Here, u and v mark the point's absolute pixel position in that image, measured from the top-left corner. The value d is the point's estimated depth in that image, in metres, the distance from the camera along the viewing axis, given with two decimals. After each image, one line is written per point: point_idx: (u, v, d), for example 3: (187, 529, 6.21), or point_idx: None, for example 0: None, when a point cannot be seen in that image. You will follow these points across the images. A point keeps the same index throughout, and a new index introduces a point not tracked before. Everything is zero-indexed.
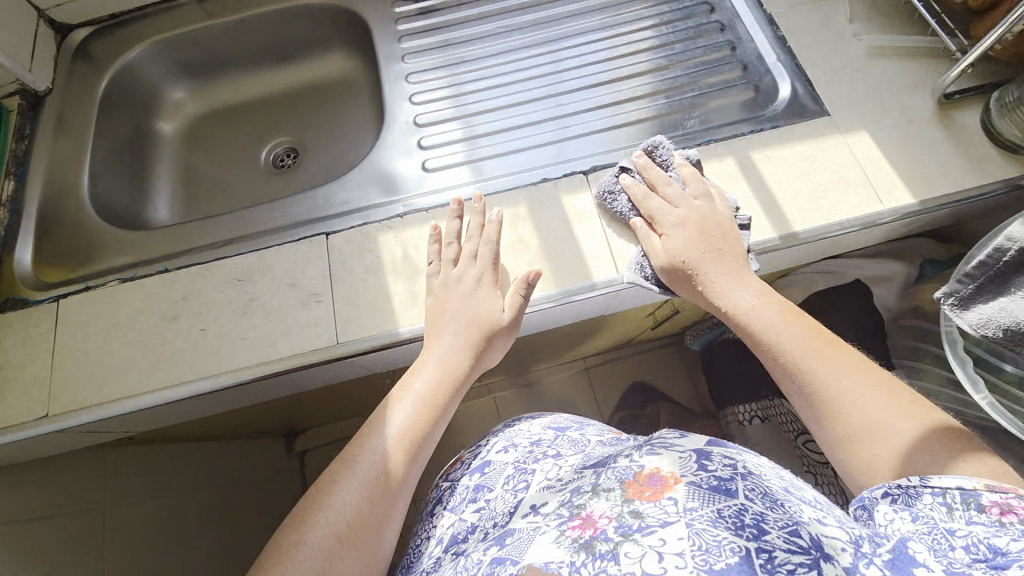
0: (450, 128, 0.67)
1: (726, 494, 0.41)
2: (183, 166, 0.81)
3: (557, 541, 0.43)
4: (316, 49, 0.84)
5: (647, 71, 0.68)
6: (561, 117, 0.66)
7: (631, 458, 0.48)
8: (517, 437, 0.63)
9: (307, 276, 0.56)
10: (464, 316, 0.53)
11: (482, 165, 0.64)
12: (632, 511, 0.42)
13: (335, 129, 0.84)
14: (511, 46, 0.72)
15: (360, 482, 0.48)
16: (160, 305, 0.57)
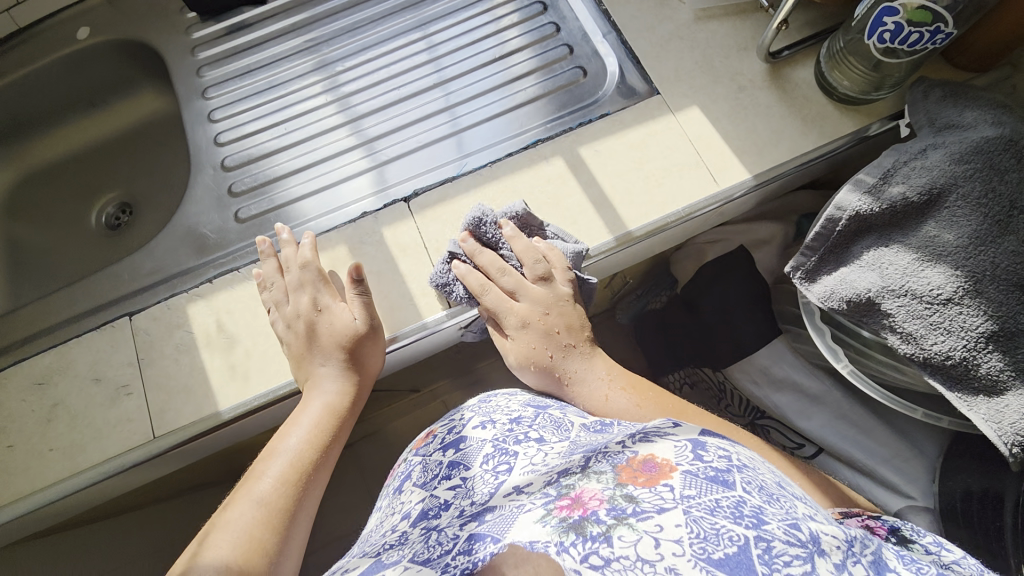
0: (340, 136, 0.62)
1: (723, 485, 0.35)
2: (4, 247, 0.74)
3: (541, 520, 0.37)
4: (128, 90, 0.77)
5: (491, 57, 0.63)
6: (452, 107, 0.62)
7: (625, 443, 0.42)
8: (494, 412, 0.55)
9: (113, 366, 0.51)
10: (319, 347, 0.48)
11: (386, 170, 0.59)
12: (626, 494, 0.36)
13: (166, 176, 0.77)
14: (383, 38, 0.67)
15: (237, 536, 0.40)
16: None
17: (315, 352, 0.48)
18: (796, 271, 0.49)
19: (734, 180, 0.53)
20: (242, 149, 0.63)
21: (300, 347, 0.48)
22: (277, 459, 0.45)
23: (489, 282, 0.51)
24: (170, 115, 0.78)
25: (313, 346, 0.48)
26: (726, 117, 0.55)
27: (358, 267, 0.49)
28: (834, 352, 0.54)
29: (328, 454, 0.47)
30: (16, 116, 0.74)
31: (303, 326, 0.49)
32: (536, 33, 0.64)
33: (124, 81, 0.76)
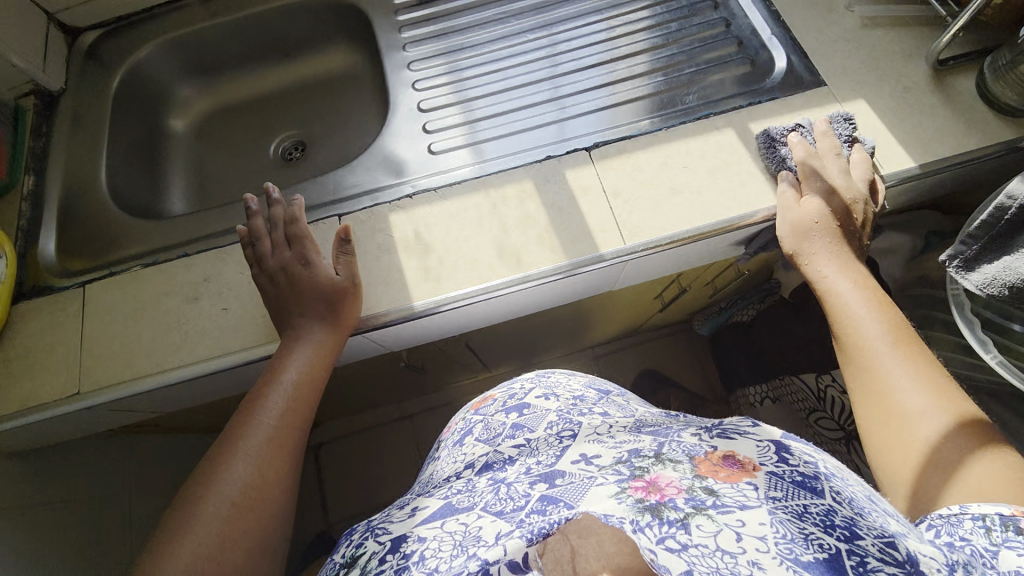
0: (450, 114, 0.69)
1: (812, 493, 0.38)
2: (196, 162, 0.85)
3: (616, 496, 0.40)
4: (318, 43, 0.87)
5: (600, 60, 0.70)
6: (559, 99, 0.68)
7: (700, 437, 0.45)
8: (556, 389, 0.63)
9: (322, 255, 0.59)
10: (301, 301, 0.55)
11: (482, 148, 0.65)
12: (706, 487, 0.39)
13: (340, 122, 0.87)
14: (510, 32, 0.74)
15: (248, 462, 0.48)
16: (182, 287, 0.59)
17: (300, 306, 0.55)
18: (953, 259, 0.55)
19: (899, 167, 0.58)
20: (412, 103, 0.71)
21: (282, 294, 0.56)
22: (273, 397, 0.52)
23: (818, 159, 0.56)
24: (352, 69, 0.88)
25: (296, 298, 0.55)
26: (890, 112, 0.60)
27: (346, 230, 0.56)
28: (983, 343, 0.56)
29: (305, 410, 0.54)
30: (227, 52, 0.85)
31: (288, 276, 0.56)
32: (658, 42, 0.70)
33: (319, 35, 0.87)
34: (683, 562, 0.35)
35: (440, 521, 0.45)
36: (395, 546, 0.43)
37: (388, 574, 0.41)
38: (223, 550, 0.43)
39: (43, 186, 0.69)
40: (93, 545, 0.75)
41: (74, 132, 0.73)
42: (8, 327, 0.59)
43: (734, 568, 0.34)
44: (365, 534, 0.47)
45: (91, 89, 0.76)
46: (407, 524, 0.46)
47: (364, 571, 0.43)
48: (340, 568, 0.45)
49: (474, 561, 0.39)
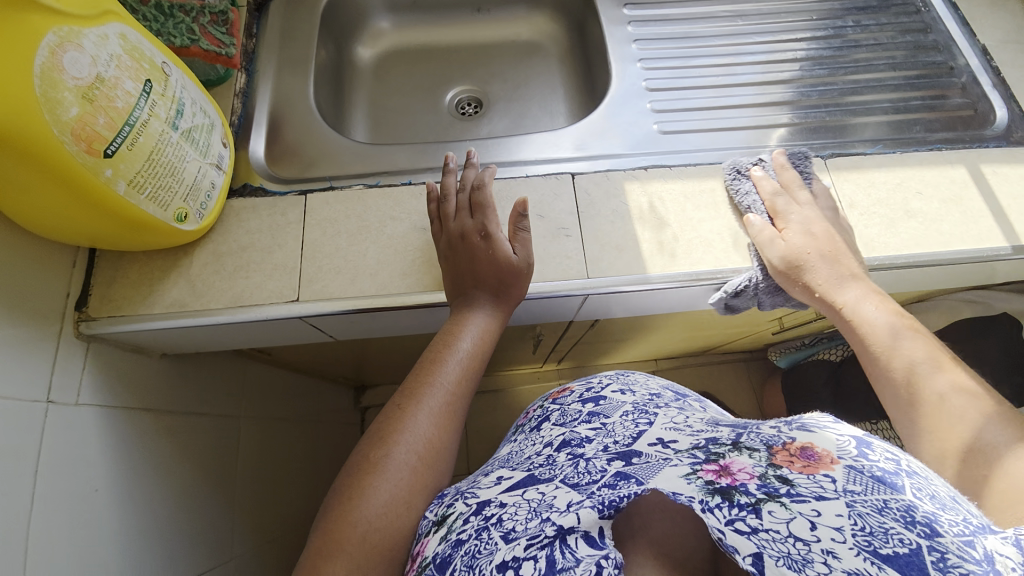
0: (618, 102, 0.68)
1: (891, 486, 0.32)
2: (374, 97, 0.84)
3: (686, 476, 0.35)
4: (512, 5, 0.87)
5: (753, 79, 0.71)
6: (715, 108, 0.68)
7: (780, 428, 0.39)
8: (634, 384, 0.53)
9: (555, 209, 0.58)
10: (481, 276, 0.53)
11: (643, 141, 0.65)
12: (781, 476, 0.33)
13: (521, 86, 0.87)
14: (679, 34, 0.74)
15: (428, 418, 0.47)
16: (410, 215, 0.58)
17: (476, 279, 0.53)
18: None
19: None
20: (639, 81, 0.70)
21: (461, 263, 0.54)
22: (451, 359, 0.51)
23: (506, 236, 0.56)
24: (542, 38, 0.88)
25: (477, 274, 0.53)
26: None
27: (524, 203, 0.54)
28: None
29: (472, 374, 0.52)
30: None
31: (466, 245, 0.53)
32: (818, 74, 0.72)
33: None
34: (751, 545, 0.30)
35: (521, 489, 0.39)
36: (480, 509, 0.38)
37: (470, 535, 0.36)
38: (405, 503, 0.42)
39: (253, 87, 0.67)
40: (215, 460, 0.73)
41: (283, 40, 0.71)
42: (224, 222, 0.57)
43: (807, 556, 0.29)
44: (455, 495, 0.42)
45: (300, 2, 0.75)
46: (494, 490, 0.40)
47: (449, 532, 0.38)
48: (431, 527, 0.40)
49: (551, 525, 0.35)
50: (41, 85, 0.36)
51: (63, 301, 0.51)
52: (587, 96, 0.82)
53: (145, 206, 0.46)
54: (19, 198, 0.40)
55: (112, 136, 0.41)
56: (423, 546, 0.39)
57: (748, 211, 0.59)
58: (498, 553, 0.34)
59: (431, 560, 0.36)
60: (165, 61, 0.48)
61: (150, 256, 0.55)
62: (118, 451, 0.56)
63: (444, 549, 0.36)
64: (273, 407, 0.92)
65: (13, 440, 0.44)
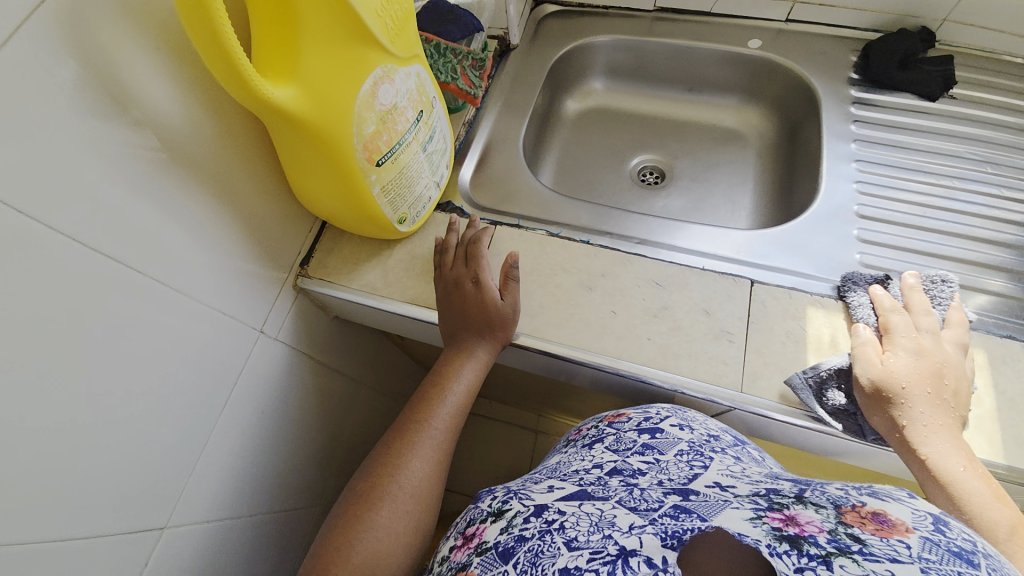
0: (822, 218, 0.65)
1: (968, 562, 0.28)
2: (567, 146, 0.90)
3: (751, 520, 0.35)
4: (726, 93, 0.88)
5: (990, 238, 0.63)
6: (934, 256, 0.62)
7: (849, 491, 0.36)
8: (692, 421, 0.53)
9: (724, 310, 0.57)
10: (471, 319, 0.56)
11: (841, 267, 0.60)
12: (853, 534, 0.31)
13: (708, 169, 0.87)
14: (909, 167, 0.69)
15: (422, 462, 0.50)
16: (581, 271, 0.61)
17: (467, 324, 0.56)
18: None
19: None
20: (850, 202, 0.66)
21: (453, 307, 0.57)
22: (444, 401, 0.54)
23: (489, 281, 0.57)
24: (746, 129, 0.87)
25: (467, 318, 0.56)
26: None
27: (514, 257, 0.57)
28: None
29: (458, 413, 0.55)
30: (644, 67, 0.89)
31: (458, 292, 0.56)
32: None
33: (734, 86, 0.87)
34: None
35: (578, 501, 0.42)
36: (539, 512, 0.41)
37: (534, 534, 0.39)
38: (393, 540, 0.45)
39: (479, 120, 0.76)
40: (336, 414, 0.83)
41: (513, 85, 0.81)
42: (425, 229, 0.65)
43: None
44: (508, 494, 0.45)
45: (536, 56, 0.84)
46: (549, 496, 0.43)
47: (509, 525, 0.41)
48: (487, 517, 0.43)
49: (613, 544, 0.36)
50: (359, 106, 0.46)
51: (293, 256, 0.63)
52: (778, 197, 0.79)
53: (384, 207, 0.55)
54: (306, 178, 0.51)
55: (385, 151, 0.51)
56: (480, 531, 0.43)
57: None
58: (561, 558, 0.37)
59: (491, 546, 0.40)
60: (434, 97, 0.57)
61: (361, 240, 0.65)
62: (284, 386, 0.67)
63: (506, 540, 0.40)
64: (390, 384, 1.02)
65: (229, 356, 0.55)
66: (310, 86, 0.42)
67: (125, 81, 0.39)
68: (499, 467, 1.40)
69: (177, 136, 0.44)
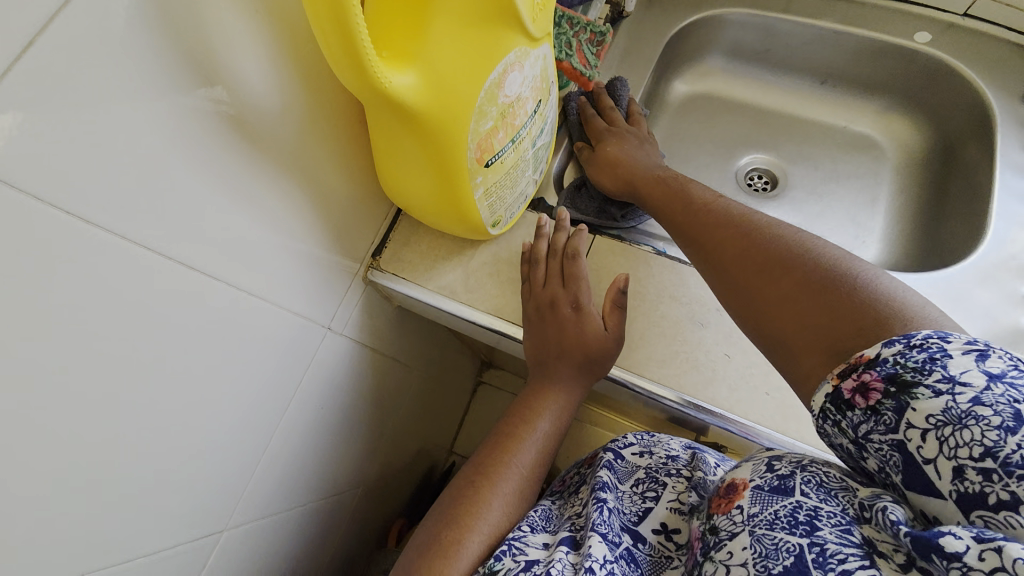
0: (988, 270, 0.54)
1: (782, 493, 0.34)
2: (668, 137, 0.79)
3: (674, 573, 0.39)
4: (867, 92, 0.75)
5: None
6: None
7: (724, 476, 0.41)
8: (655, 445, 0.51)
9: None
10: (565, 348, 0.50)
11: (1007, 337, 0.51)
12: (711, 525, 0.36)
13: (832, 181, 0.74)
14: None
15: (503, 508, 0.43)
16: (692, 302, 0.53)
17: (560, 351, 0.50)
18: None
19: None
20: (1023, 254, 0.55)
21: (546, 333, 0.50)
22: (530, 440, 0.48)
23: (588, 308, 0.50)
24: (886, 140, 0.74)
25: (561, 347, 0.50)
26: None
27: (625, 280, 0.51)
28: None
29: (542, 458, 0.48)
30: (772, 51, 0.76)
31: (555, 316, 0.50)
32: None
33: (882, 85, 0.73)
34: None
35: (568, 546, 0.40)
36: (531, 567, 0.38)
37: None
38: None
39: (580, 102, 0.66)
40: (388, 402, 0.80)
41: (621, 63, 0.70)
42: (513, 230, 0.58)
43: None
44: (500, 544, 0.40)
45: (649, 28, 0.72)
46: (544, 551, 0.40)
47: None
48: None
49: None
50: (483, 99, 0.38)
51: (368, 246, 0.57)
52: (917, 228, 0.68)
53: (482, 211, 0.48)
54: (401, 174, 0.44)
55: (497, 150, 0.43)
56: None
57: None
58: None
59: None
60: (552, 84, 0.48)
61: (442, 235, 0.58)
62: (344, 379, 0.63)
63: None
64: (440, 370, 0.98)
65: (296, 356, 0.51)
66: (433, 73, 0.34)
67: (210, 45, 0.32)
68: None
69: (263, 114, 0.38)
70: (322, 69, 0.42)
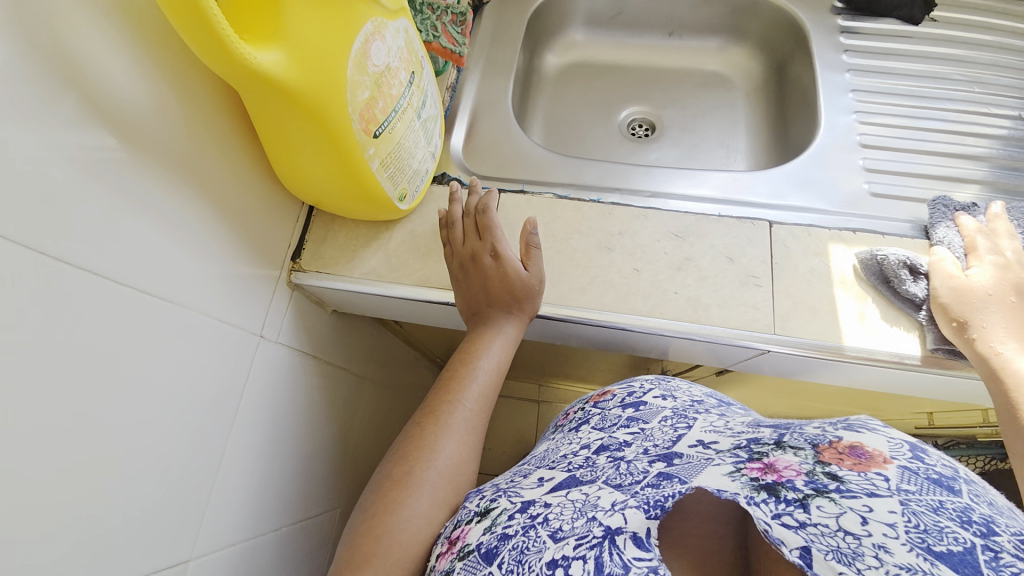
0: (827, 152, 0.64)
1: (947, 489, 0.30)
2: (552, 105, 0.86)
3: (731, 474, 0.33)
4: (708, 35, 0.85)
5: (980, 154, 0.65)
6: (937, 179, 0.62)
7: (823, 429, 0.36)
8: (675, 390, 0.50)
9: (747, 256, 0.56)
10: (493, 295, 0.53)
11: (851, 200, 0.60)
12: (830, 472, 0.31)
13: (699, 115, 0.84)
14: (902, 92, 0.69)
15: (456, 441, 0.46)
16: (597, 232, 0.58)
17: (489, 299, 0.54)
18: None
19: None
20: (850, 134, 0.66)
21: (472, 285, 0.54)
22: (474, 378, 0.50)
23: (507, 251, 0.54)
24: (733, 72, 0.85)
25: (489, 294, 0.54)
26: None
27: (532, 220, 0.54)
28: None
29: (488, 396, 0.51)
30: (623, 13, 0.85)
31: (476, 268, 0.53)
32: None
33: (718, 27, 0.84)
34: (800, 539, 0.29)
35: (564, 489, 0.38)
36: (525, 508, 0.37)
37: (517, 531, 0.35)
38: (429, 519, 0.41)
39: (462, 82, 0.71)
40: (345, 414, 0.79)
41: (491, 42, 0.75)
42: (423, 205, 0.61)
43: (857, 550, 0.27)
44: (498, 491, 0.41)
45: (509, 9, 0.79)
46: (538, 490, 0.39)
47: (493, 525, 0.37)
48: (473, 517, 0.39)
49: (598, 526, 0.33)
50: (353, 69, 0.41)
51: (284, 250, 0.58)
52: (772, 138, 0.78)
53: (384, 184, 0.51)
54: (294, 157, 0.46)
55: (381, 120, 0.46)
56: (464, 533, 0.38)
57: None
58: (547, 552, 0.33)
59: (475, 550, 0.35)
60: (422, 57, 0.52)
61: (356, 225, 0.60)
62: (291, 391, 0.62)
63: (489, 540, 0.35)
64: (394, 376, 0.98)
65: (232, 368, 0.50)
66: (299, 48, 0.37)
67: (69, 50, 0.33)
68: (507, 443, 1.39)
69: (144, 118, 0.38)
70: (198, 72, 0.43)
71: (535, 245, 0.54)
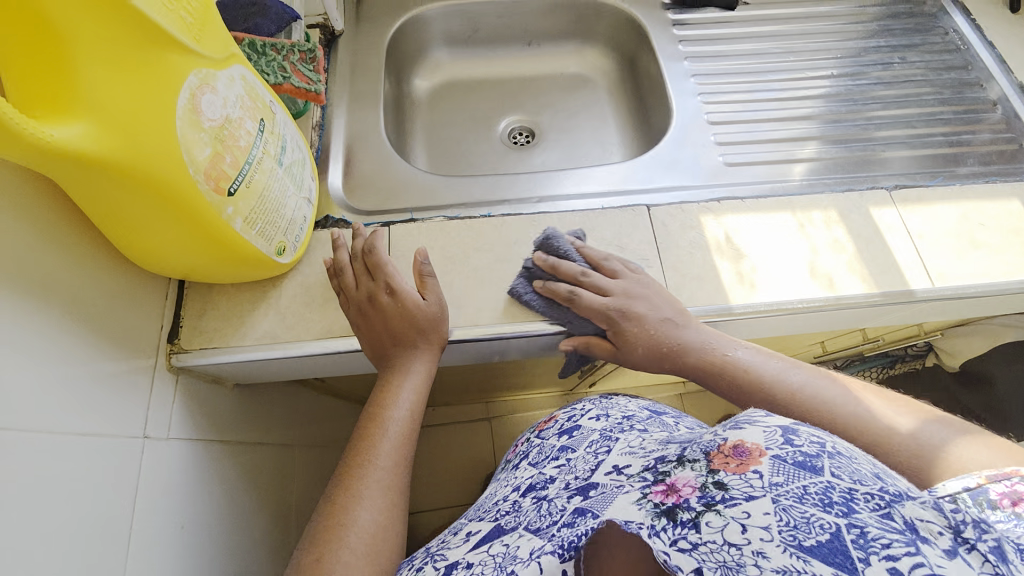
0: (683, 134, 0.70)
1: (811, 470, 0.31)
2: (430, 127, 0.86)
3: (636, 502, 0.34)
4: (562, 40, 0.90)
5: (805, 114, 0.74)
6: (776, 142, 0.71)
7: (716, 432, 0.37)
8: (611, 408, 0.54)
9: (634, 241, 0.60)
10: (395, 332, 0.52)
11: (711, 173, 0.67)
12: (717, 481, 0.32)
13: (570, 116, 0.88)
14: (734, 71, 0.78)
15: (372, 505, 0.44)
16: (493, 246, 0.59)
17: (393, 337, 0.52)
18: None
19: None
20: (698, 114, 0.73)
21: (375, 328, 0.52)
22: (384, 434, 0.48)
23: (402, 285, 0.52)
24: (593, 72, 0.91)
25: (391, 331, 0.52)
26: None
27: (424, 251, 0.54)
28: None
29: (406, 447, 0.49)
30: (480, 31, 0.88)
31: (373, 310, 0.51)
32: (862, 109, 0.76)
33: (570, 32, 0.90)
34: (693, 561, 0.29)
35: (488, 544, 0.39)
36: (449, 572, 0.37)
37: None
38: None
39: (328, 118, 0.69)
40: (272, 492, 0.72)
41: (353, 74, 0.74)
42: (310, 253, 0.58)
43: (740, 561, 0.28)
44: (426, 557, 0.41)
45: (366, 40, 0.78)
46: (462, 550, 0.39)
47: None
48: None
49: None
50: (184, 128, 0.37)
51: (156, 334, 0.51)
52: (638, 127, 0.84)
53: (255, 242, 0.47)
54: (137, 233, 0.41)
55: (234, 175, 0.42)
56: None
57: (824, 241, 0.61)
58: None
59: None
60: (271, 101, 0.49)
61: (237, 290, 0.55)
62: (197, 486, 0.55)
63: None
64: (324, 435, 0.91)
65: (115, 482, 0.43)
66: (109, 116, 0.33)
67: None
68: (464, 469, 1.36)
69: None
70: None
71: (430, 275, 0.53)
